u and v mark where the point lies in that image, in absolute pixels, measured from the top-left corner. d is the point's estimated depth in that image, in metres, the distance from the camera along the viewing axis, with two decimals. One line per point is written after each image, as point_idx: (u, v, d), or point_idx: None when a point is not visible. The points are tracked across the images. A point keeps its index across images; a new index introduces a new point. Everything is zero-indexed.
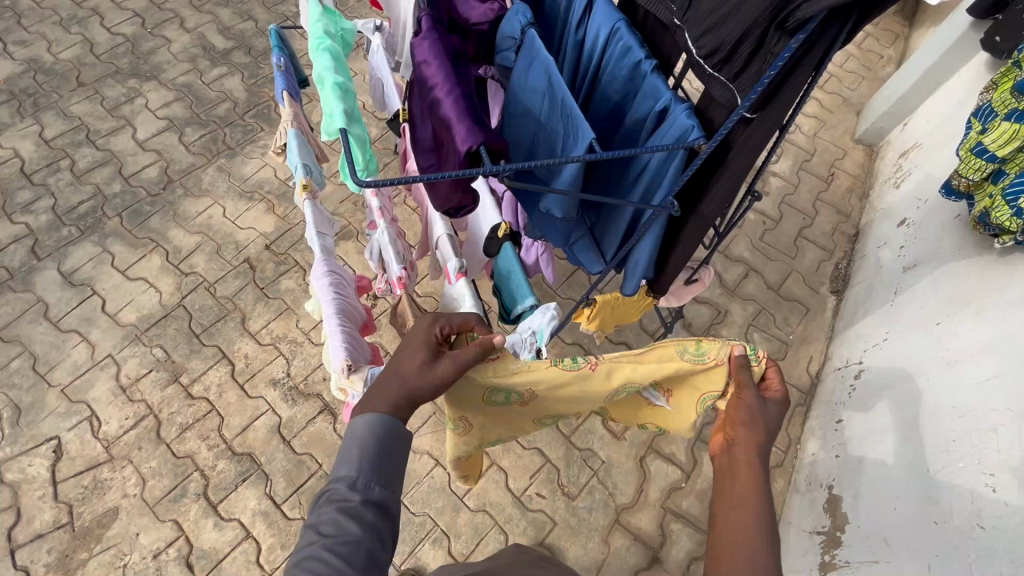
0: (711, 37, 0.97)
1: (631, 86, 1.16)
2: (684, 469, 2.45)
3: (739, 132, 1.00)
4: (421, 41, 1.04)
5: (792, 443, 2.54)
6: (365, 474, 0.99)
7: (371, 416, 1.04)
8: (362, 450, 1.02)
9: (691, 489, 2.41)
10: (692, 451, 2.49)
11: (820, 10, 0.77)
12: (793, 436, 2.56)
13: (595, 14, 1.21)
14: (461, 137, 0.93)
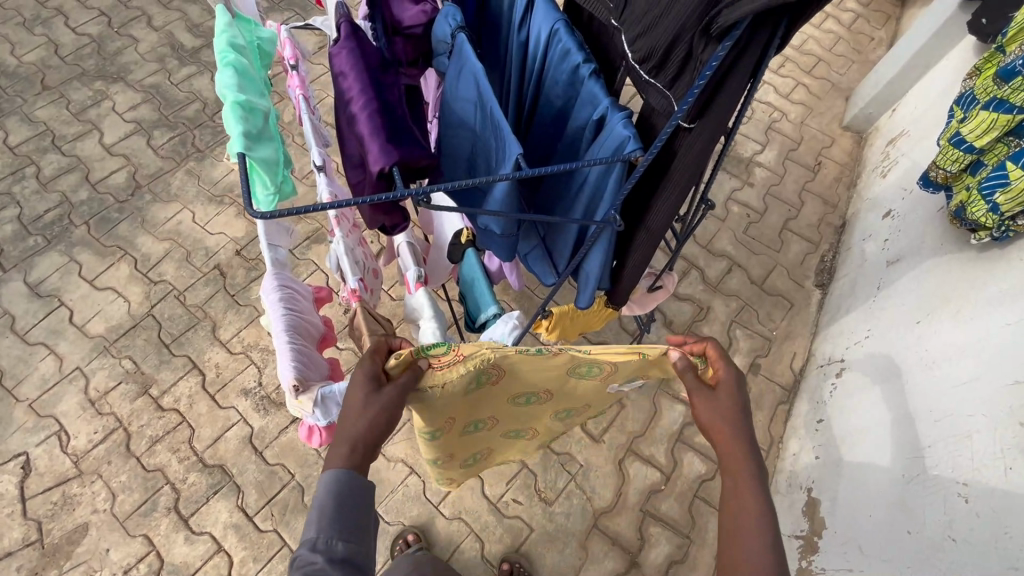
0: (644, 41, 0.90)
1: (573, 90, 1.10)
2: (664, 471, 2.42)
3: (681, 141, 0.93)
4: (340, 50, 0.99)
5: (774, 442, 2.50)
6: (327, 533, 0.99)
7: (332, 472, 1.05)
8: (322, 512, 1.01)
9: (670, 491, 2.38)
10: (672, 452, 2.46)
11: (740, 16, 0.70)
12: (775, 436, 2.52)
13: (536, 14, 1.14)
14: (376, 156, 0.89)
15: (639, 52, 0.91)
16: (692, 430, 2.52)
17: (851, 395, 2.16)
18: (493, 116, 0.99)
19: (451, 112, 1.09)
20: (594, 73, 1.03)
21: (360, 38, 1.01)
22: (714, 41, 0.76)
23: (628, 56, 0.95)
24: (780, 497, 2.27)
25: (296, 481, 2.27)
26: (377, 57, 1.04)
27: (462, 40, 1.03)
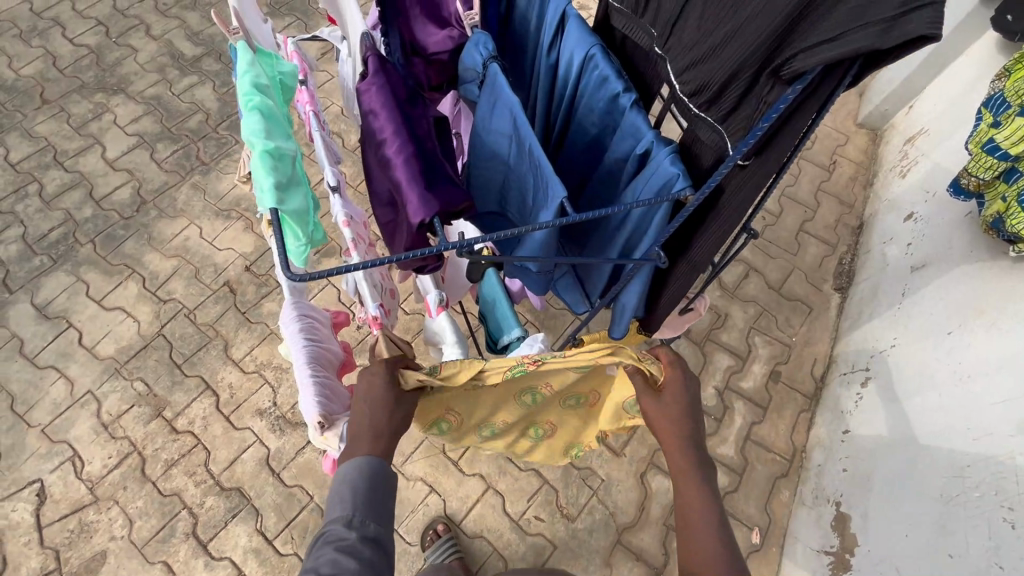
0: (697, 74, 0.84)
1: (610, 119, 1.04)
2: None
3: (732, 178, 0.88)
4: (368, 86, 0.93)
5: (797, 452, 2.46)
6: (359, 514, 1.03)
7: (360, 457, 1.07)
8: (354, 493, 1.05)
9: None
10: None
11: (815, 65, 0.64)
12: (798, 445, 2.48)
13: (568, 37, 1.08)
14: (415, 206, 0.83)
15: (690, 85, 0.86)
16: (714, 441, 2.48)
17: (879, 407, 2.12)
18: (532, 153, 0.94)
19: (482, 144, 1.03)
20: (635, 102, 0.98)
21: (388, 72, 0.95)
22: (779, 82, 0.71)
23: (677, 88, 0.90)
24: (806, 509, 2.23)
25: (315, 503, 2.24)
26: (406, 90, 0.98)
27: (495, 70, 0.97)
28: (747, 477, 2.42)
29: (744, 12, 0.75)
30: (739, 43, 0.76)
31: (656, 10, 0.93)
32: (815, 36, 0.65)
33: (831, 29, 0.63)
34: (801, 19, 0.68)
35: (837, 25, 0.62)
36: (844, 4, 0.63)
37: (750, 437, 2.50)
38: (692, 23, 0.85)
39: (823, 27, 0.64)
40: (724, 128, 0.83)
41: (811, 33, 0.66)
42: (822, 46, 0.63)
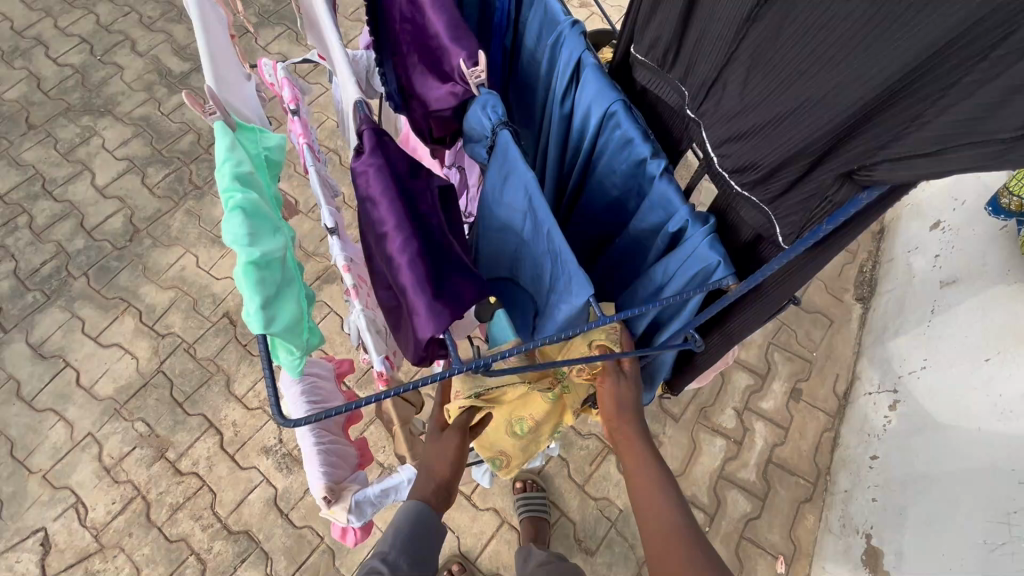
0: (740, 150, 0.74)
1: (635, 182, 0.93)
2: (708, 511, 2.30)
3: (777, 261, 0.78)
4: (365, 169, 0.82)
5: (821, 473, 2.33)
6: (395, 551, 1.02)
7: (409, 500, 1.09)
8: (398, 532, 1.05)
9: (715, 532, 2.26)
10: (715, 489, 2.33)
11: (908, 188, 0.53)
12: (822, 467, 2.35)
13: (585, 89, 0.97)
14: (423, 317, 0.71)
15: (733, 159, 0.75)
16: (734, 466, 2.37)
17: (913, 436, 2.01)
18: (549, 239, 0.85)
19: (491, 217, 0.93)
20: (664, 170, 0.87)
21: (387, 151, 0.84)
22: (852, 184, 0.62)
23: (715, 159, 0.79)
24: (834, 538, 2.14)
25: (326, 544, 2.18)
26: (407, 167, 0.88)
27: (505, 139, 0.87)
28: (771, 502, 2.31)
29: (794, 95, 0.64)
30: (792, 128, 0.65)
31: (688, 66, 0.81)
32: (899, 150, 0.55)
33: (918, 146, 0.53)
34: (870, 117, 0.57)
35: (924, 143, 0.52)
36: (929, 115, 0.52)
37: (772, 460, 2.37)
38: (733, 92, 0.74)
39: (906, 141, 0.54)
40: (774, 213, 0.73)
41: (890, 142, 0.56)
42: (911, 165, 0.54)
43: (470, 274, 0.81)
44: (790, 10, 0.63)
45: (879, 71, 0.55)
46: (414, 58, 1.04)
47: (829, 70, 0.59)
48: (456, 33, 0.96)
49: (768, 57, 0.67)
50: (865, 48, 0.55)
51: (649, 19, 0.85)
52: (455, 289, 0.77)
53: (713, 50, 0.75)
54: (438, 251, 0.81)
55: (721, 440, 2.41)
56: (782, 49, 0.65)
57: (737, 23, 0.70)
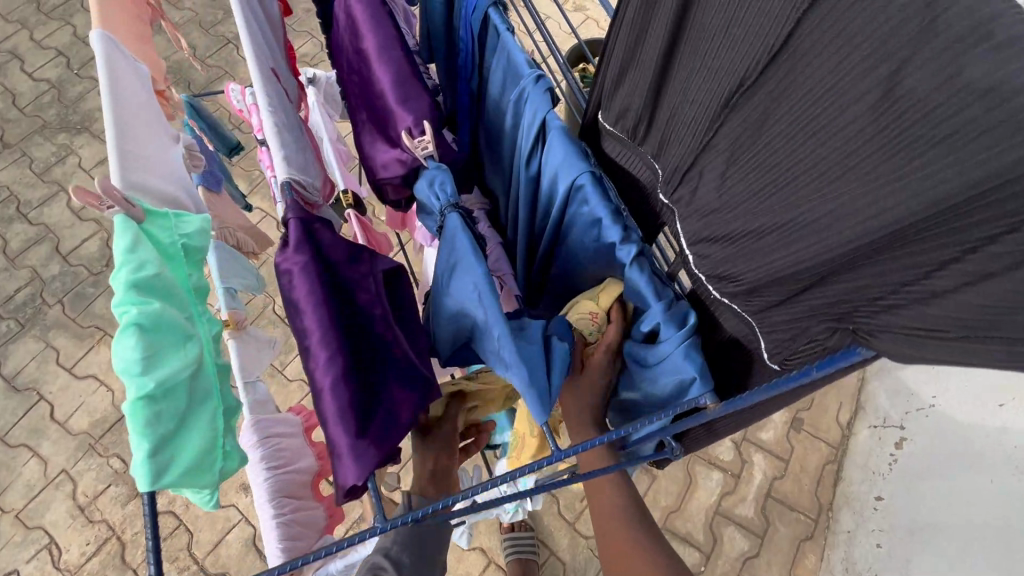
0: (717, 255, 0.62)
1: (608, 264, 0.82)
2: (704, 550, 1.97)
3: (759, 371, 0.65)
4: (289, 267, 0.71)
5: (824, 508, 2.02)
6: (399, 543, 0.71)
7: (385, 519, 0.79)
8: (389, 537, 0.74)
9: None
10: (711, 527, 2.01)
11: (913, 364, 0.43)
12: (824, 502, 2.04)
13: (550, 154, 0.86)
14: (344, 458, 0.61)
15: (708, 262, 0.64)
16: (732, 500, 2.04)
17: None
18: (522, 336, 0.73)
19: (437, 313, 0.79)
20: (636, 258, 0.75)
21: (318, 242, 0.74)
22: (845, 335, 0.50)
23: (689, 255, 0.67)
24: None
25: None
26: (344, 252, 0.76)
27: (454, 225, 0.76)
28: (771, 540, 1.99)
29: (777, 211, 0.53)
30: (773, 248, 0.54)
31: (661, 143, 0.70)
32: (902, 312, 0.43)
33: (927, 315, 0.42)
34: (868, 260, 0.45)
35: (935, 314, 0.41)
36: (941, 280, 0.40)
37: (771, 493, 2.05)
38: (709, 186, 0.62)
39: (913, 310, 0.42)
40: (756, 328, 0.60)
41: (894, 299, 0.44)
42: (916, 337, 0.43)
43: (411, 387, 0.69)
44: (774, 110, 0.51)
45: (878, 211, 0.42)
46: (363, 115, 0.94)
47: (818, 195, 0.48)
48: (404, 92, 0.85)
49: (748, 157, 0.56)
50: (865, 173, 0.43)
51: (618, 83, 0.74)
52: (388, 412, 0.66)
53: (687, 133, 0.64)
54: (374, 360, 0.70)
55: (718, 472, 2.07)
56: (765, 153, 0.53)
57: (713, 109, 0.59)
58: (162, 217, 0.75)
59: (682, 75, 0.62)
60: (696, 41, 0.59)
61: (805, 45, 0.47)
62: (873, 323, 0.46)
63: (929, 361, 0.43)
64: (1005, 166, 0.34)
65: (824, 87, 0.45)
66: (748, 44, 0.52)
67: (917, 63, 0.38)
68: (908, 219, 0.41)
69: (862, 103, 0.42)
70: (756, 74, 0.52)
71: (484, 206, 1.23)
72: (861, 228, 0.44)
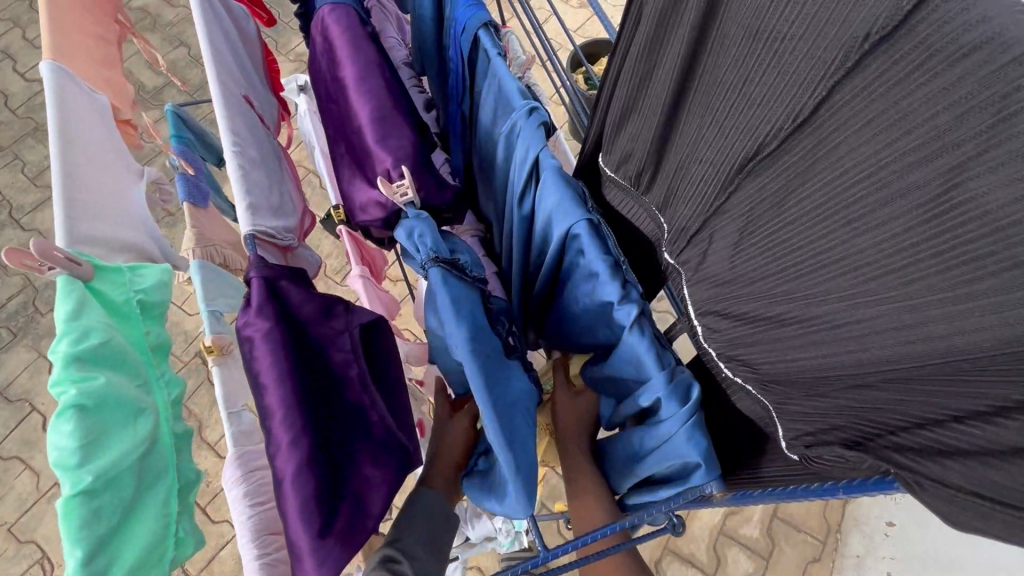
0: (727, 333, 0.53)
1: (602, 322, 0.74)
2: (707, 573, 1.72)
3: (773, 455, 0.55)
4: (251, 334, 0.64)
5: (832, 529, 1.75)
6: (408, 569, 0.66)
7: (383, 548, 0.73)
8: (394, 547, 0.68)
9: None
10: (715, 548, 1.75)
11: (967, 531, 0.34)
12: (833, 522, 1.76)
13: (544, 196, 0.78)
14: (305, 561, 0.54)
15: (718, 339, 0.55)
16: (735, 520, 1.78)
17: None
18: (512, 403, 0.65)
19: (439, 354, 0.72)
20: (636, 320, 0.68)
21: (285, 302, 0.67)
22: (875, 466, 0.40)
23: (696, 324, 0.58)
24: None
25: None
26: (315, 309, 0.69)
27: (434, 282, 0.68)
28: (776, 561, 1.73)
29: (799, 302, 0.45)
30: (796, 341, 0.46)
31: (666, 195, 0.61)
32: (954, 457, 0.35)
33: (987, 472, 0.33)
34: (917, 382, 0.38)
35: (999, 481, 0.32)
36: (1007, 430, 0.32)
37: (776, 511, 1.80)
38: (717, 254, 0.53)
39: (969, 466, 0.34)
40: (774, 417, 0.50)
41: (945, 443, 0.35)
42: (972, 495, 0.34)
43: (387, 460, 0.64)
44: (798, 185, 0.43)
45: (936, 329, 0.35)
46: (341, 148, 0.87)
47: (851, 294, 0.40)
48: (383, 130, 0.79)
49: (764, 232, 0.47)
50: (914, 283, 0.35)
51: (618, 126, 0.66)
52: (358, 497, 0.60)
53: (695, 192, 0.55)
54: (343, 435, 0.63)
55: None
56: (784, 232, 0.45)
57: (725, 172, 0.51)
58: (115, 270, 0.69)
59: (690, 127, 0.54)
60: (707, 93, 0.51)
61: (837, 119, 0.39)
62: (915, 464, 0.37)
63: (991, 531, 0.33)
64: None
65: (860, 171, 0.38)
66: (768, 106, 0.44)
67: (985, 164, 0.30)
68: (967, 351, 0.34)
69: (912, 199, 0.35)
70: (778, 141, 0.44)
71: (478, 232, 1.08)
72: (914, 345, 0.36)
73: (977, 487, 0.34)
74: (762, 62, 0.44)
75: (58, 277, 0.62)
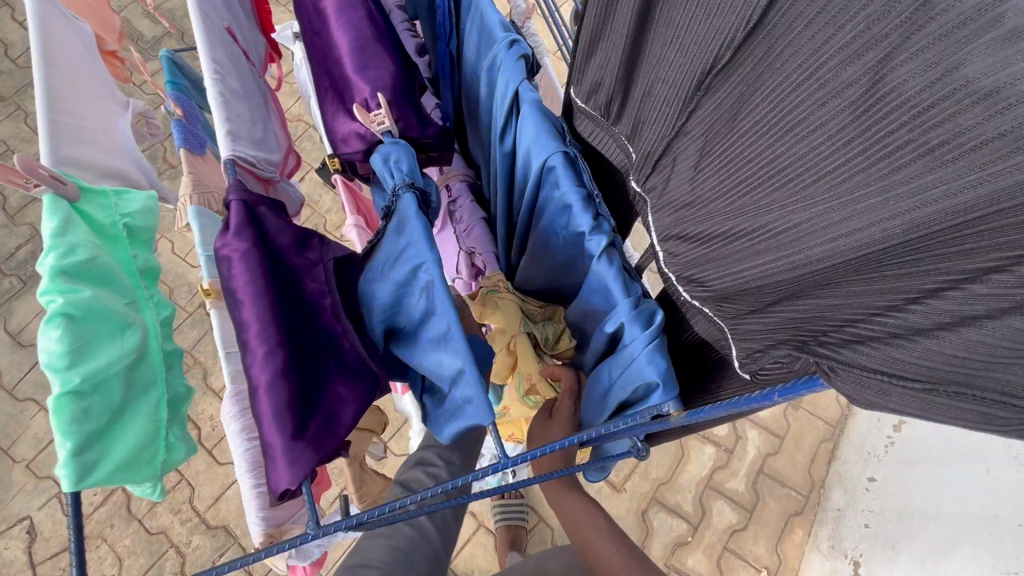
0: (686, 256, 0.55)
1: (578, 254, 0.75)
2: (692, 520, 1.78)
3: (731, 379, 0.60)
4: (229, 253, 0.65)
5: (816, 484, 1.83)
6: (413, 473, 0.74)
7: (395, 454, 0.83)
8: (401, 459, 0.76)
9: (699, 545, 1.76)
10: (701, 498, 1.81)
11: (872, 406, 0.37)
12: (816, 478, 1.85)
13: (522, 130, 0.78)
14: (278, 461, 0.58)
15: (677, 263, 0.56)
16: (722, 474, 1.83)
17: (913, 462, 1.60)
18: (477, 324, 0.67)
19: (367, 300, 0.72)
20: (605, 251, 0.70)
21: (262, 227, 0.69)
22: (806, 361, 0.43)
23: (659, 251, 0.59)
24: (821, 561, 1.72)
25: None
26: (290, 239, 0.71)
27: (407, 207, 0.70)
28: (761, 513, 1.80)
29: (746, 215, 0.46)
30: (743, 254, 0.47)
31: (635, 124, 0.61)
32: (865, 344, 0.37)
33: (890, 351, 0.36)
34: (843, 283, 0.39)
35: (900, 357, 0.35)
36: (914, 315, 0.34)
37: (762, 466, 1.84)
38: (680, 178, 0.54)
39: (880, 347, 0.36)
40: (728, 336, 0.53)
41: (862, 333, 0.38)
42: (875, 372, 0.36)
43: (357, 379, 0.67)
44: (750, 96, 0.44)
45: (857, 229, 0.36)
46: (321, 83, 0.86)
47: (790, 200, 0.41)
48: (362, 60, 0.79)
49: (719, 147, 0.48)
50: (843, 181, 0.37)
51: (590, 54, 0.66)
52: (330, 412, 0.63)
53: (659, 115, 0.56)
54: (318, 356, 0.66)
55: (710, 445, 1.85)
56: (735, 146, 0.46)
57: (686, 90, 0.51)
58: (97, 193, 0.71)
59: (655, 48, 0.54)
60: (669, 11, 0.51)
61: (783, 23, 0.39)
62: (834, 353, 0.39)
63: (890, 405, 0.37)
64: (998, 191, 0.29)
65: (802, 74, 0.38)
66: (721, 15, 0.44)
67: (907, 51, 0.31)
68: (886, 243, 0.35)
69: (845, 97, 0.35)
70: (730, 52, 0.44)
71: (467, 176, 1.07)
72: (839, 247, 0.38)
73: (878, 365, 0.36)
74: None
75: (38, 193, 0.64)
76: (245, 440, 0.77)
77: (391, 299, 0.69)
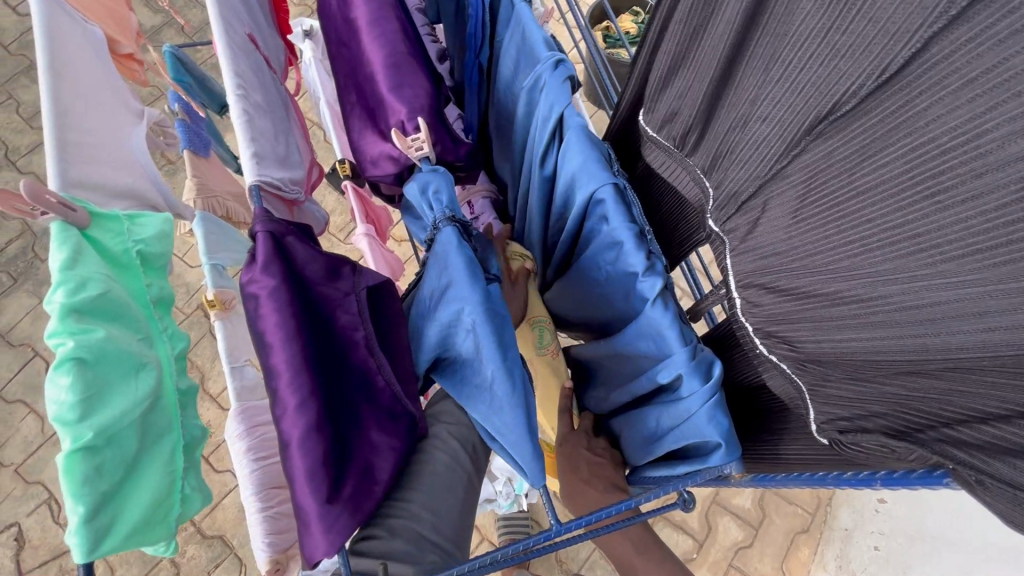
0: (769, 309, 0.50)
1: (622, 293, 0.70)
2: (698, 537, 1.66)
3: (798, 438, 0.55)
4: (257, 291, 0.60)
5: (823, 502, 1.70)
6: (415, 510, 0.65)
7: None
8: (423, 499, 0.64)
9: (704, 562, 1.63)
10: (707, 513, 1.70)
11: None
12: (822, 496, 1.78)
13: (567, 157, 0.73)
14: (313, 528, 0.52)
15: (758, 314, 0.51)
16: (730, 490, 1.73)
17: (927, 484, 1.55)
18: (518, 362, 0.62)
19: (420, 339, 0.67)
20: (660, 294, 0.65)
21: (290, 260, 0.63)
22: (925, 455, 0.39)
23: (735, 296, 0.54)
24: None
25: None
26: (321, 269, 0.65)
27: (447, 241, 0.65)
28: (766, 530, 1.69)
29: (862, 281, 0.41)
30: (853, 321, 0.43)
31: (714, 158, 0.57)
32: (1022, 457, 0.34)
33: None
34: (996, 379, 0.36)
35: None
36: None
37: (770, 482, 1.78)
38: (772, 224, 0.49)
39: None
40: (806, 398, 0.48)
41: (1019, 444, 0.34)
42: None
43: (393, 425, 0.63)
44: (875, 151, 0.39)
45: None
46: (351, 98, 0.80)
47: (923, 275, 0.37)
48: (397, 77, 0.74)
49: (828, 198, 0.43)
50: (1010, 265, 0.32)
51: (666, 81, 0.62)
52: (365, 465, 0.58)
53: (754, 153, 0.51)
54: (349, 403, 0.60)
55: None
56: (849, 202, 0.41)
57: (792, 133, 0.46)
58: (109, 218, 0.66)
59: (751, 80, 0.50)
60: (774, 43, 0.46)
61: (929, 77, 0.35)
62: (981, 463, 0.36)
63: None
64: None
65: (952, 138, 0.34)
66: (850, 58, 0.40)
67: None
68: None
69: (1012, 171, 0.31)
70: (855, 100, 0.40)
71: (490, 193, 1.02)
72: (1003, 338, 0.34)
73: None
74: (852, 7, 0.39)
75: (47, 222, 0.58)
76: (252, 461, 0.71)
77: (439, 338, 0.65)
